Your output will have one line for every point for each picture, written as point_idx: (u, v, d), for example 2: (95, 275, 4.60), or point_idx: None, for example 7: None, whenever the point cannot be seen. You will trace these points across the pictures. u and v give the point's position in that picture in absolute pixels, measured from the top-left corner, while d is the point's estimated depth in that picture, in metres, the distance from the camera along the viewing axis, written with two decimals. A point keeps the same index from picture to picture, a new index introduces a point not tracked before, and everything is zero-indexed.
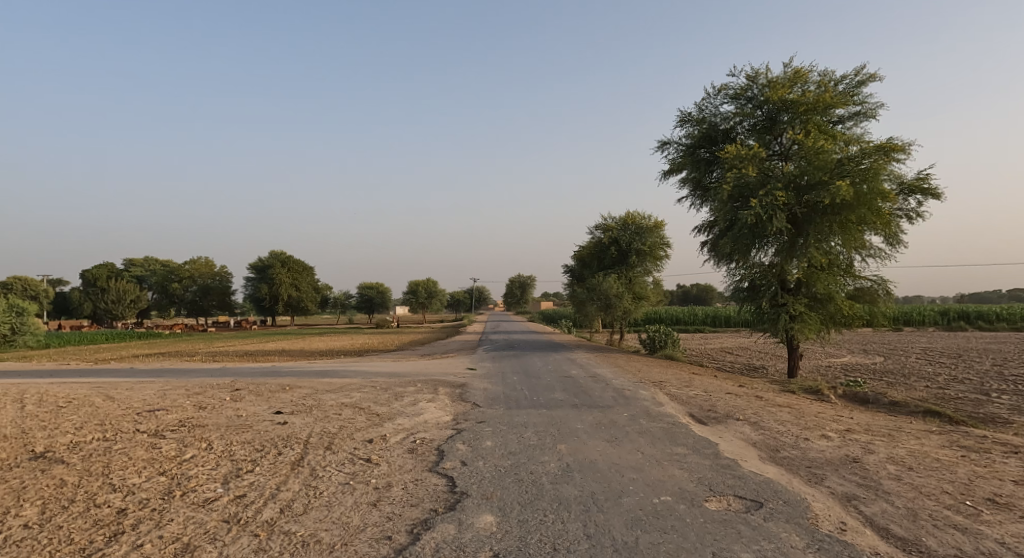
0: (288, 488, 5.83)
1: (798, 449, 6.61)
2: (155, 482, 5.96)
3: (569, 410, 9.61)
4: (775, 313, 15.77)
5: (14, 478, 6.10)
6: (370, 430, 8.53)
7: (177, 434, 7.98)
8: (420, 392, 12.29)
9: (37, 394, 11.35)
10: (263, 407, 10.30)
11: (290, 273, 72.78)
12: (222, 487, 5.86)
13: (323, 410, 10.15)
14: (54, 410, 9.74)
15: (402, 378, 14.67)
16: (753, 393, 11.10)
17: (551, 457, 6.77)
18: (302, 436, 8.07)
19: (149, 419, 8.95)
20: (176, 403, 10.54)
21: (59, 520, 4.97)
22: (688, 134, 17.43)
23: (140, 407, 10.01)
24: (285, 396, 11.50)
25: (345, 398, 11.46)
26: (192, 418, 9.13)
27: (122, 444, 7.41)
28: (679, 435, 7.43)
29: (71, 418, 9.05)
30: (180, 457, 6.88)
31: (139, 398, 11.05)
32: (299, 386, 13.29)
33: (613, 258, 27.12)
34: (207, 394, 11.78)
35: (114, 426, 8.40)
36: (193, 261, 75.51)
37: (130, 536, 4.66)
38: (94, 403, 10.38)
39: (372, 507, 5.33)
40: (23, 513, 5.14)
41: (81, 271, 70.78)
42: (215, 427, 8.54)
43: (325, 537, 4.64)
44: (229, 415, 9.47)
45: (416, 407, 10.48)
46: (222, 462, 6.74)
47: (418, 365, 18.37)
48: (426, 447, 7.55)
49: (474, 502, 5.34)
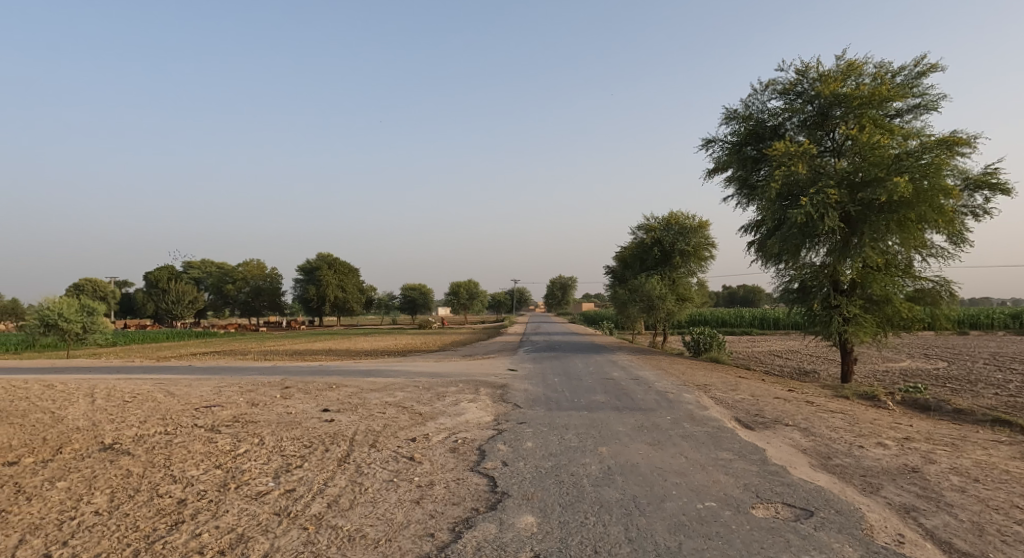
0: (334, 483, 6.00)
1: (852, 457, 6.35)
2: (212, 475, 6.24)
3: (610, 412, 9.52)
4: (828, 315, 15.21)
5: (86, 468, 6.48)
6: (413, 428, 8.70)
7: (232, 429, 8.33)
8: (462, 393, 12.38)
9: (104, 389, 12.03)
10: (311, 405, 10.62)
11: (337, 275, 75.02)
12: (273, 481, 6.09)
13: (368, 408, 10.36)
14: (120, 404, 10.30)
15: (444, 378, 14.89)
16: (804, 398, 10.74)
17: (593, 458, 6.74)
18: (348, 433, 8.28)
19: (206, 415, 9.37)
20: (231, 399, 10.99)
21: (126, 508, 5.28)
22: (734, 131, 17.03)
23: (198, 403, 10.49)
24: (332, 395, 11.83)
25: (389, 397, 11.71)
26: (245, 414, 9.50)
27: (181, 438, 7.79)
28: (724, 440, 7.25)
29: (136, 412, 9.56)
30: (234, 451, 7.16)
31: (198, 395, 11.55)
32: (345, 384, 13.67)
33: (656, 259, 26.71)
34: (259, 391, 12.24)
35: (174, 421, 8.83)
36: (247, 265, 78.98)
37: (189, 526, 4.89)
38: (156, 399, 10.96)
39: (415, 504, 5.42)
40: (94, 500, 5.48)
41: (147, 273, 75.19)
42: (266, 423, 8.86)
43: (370, 532, 4.75)
44: (279, 412, 9.81)
45: (458, 407, 10.60)
46: (273, 457, 6.99)
47: (460, 366, 18.48)
48: (468, 447, 7.64)
49: (515, 502, 5.37)
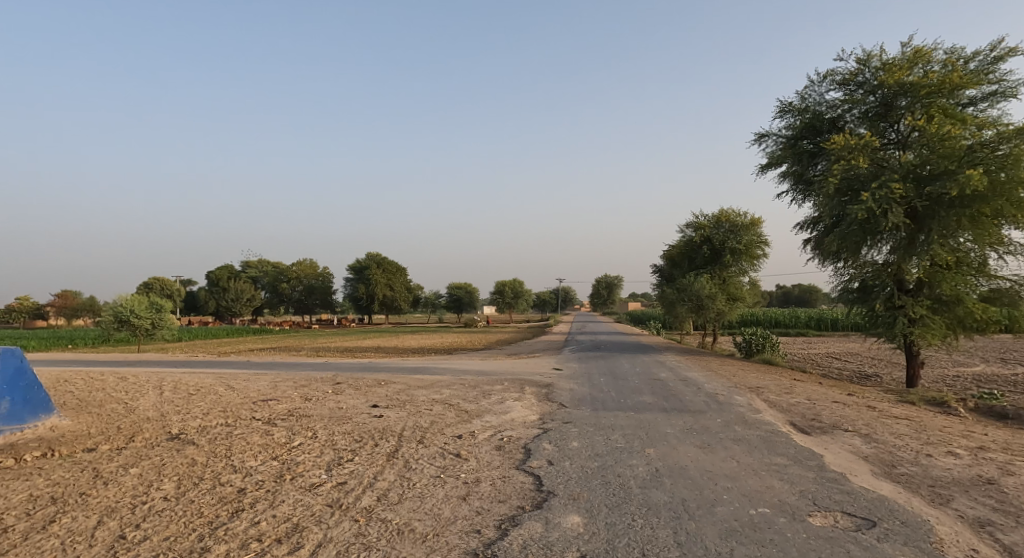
0: (384, 477, 6.14)
1: (919, 466, 6.01)
2: (270, 466, 6.50)
3: (658, 414, 9.36)
4: (891, 316, 14.46)
5: (155, 456, 6.87)
6: (459, 425, 8.80)
7: (287, 422, 8.66)
8: (507, 391, 12.43)
9: (171, 382, 12.71)
10: (361, 401, 10.91)
11: (386, 274, 76.67)
12: (326, 473, 6.28)
13: (416, 405, 10.55)
14: (185, 397, 10.87)
15: (490, 377, 14.99)
16: (865, 403, 10.25)
17: (640, 460, 6.64)
18: (396, 429, 8.46)
19: (264, 408, 9.77)
20: (286, 394, 11.42)
21: (191, 495, 5.57)
22: (789, 124, 16.45)
23: (256, 397, 10.95)
24: (381, 391, 12.11)
25: (436, 394, 11.90)
26: (299, 408, 9.85)
27: (241, 430, 8.15)
28: (779, 444, 7.00)
29: (199, 404, 10.07)
30: (289, 444, 7.43)
31: (255, 389, 12.05)
32: (394, 381, 13.97)
33: (706, 258, 26.06)
34: (313, 386, 12.66)
35: (234, 413, 9.25)
36: (301, 264, 81.78)
37: (249, 514, 5.10)
38: (217, 392, 11.50)
39: (462, 501, 5.48)
40: (162, 487, 5.80)
41: (209, 272, 78.95)
42: (319, 417, 9.15)
43: (418, 526, 4.84)
44: (331, 407, 10.12)
45: (503, 405, 10.65)
46: (326, 450, 7.22)
47: (506, 364, 18.57)
48: (513, 445, 7.66)
49: (561, 501, 5.35)
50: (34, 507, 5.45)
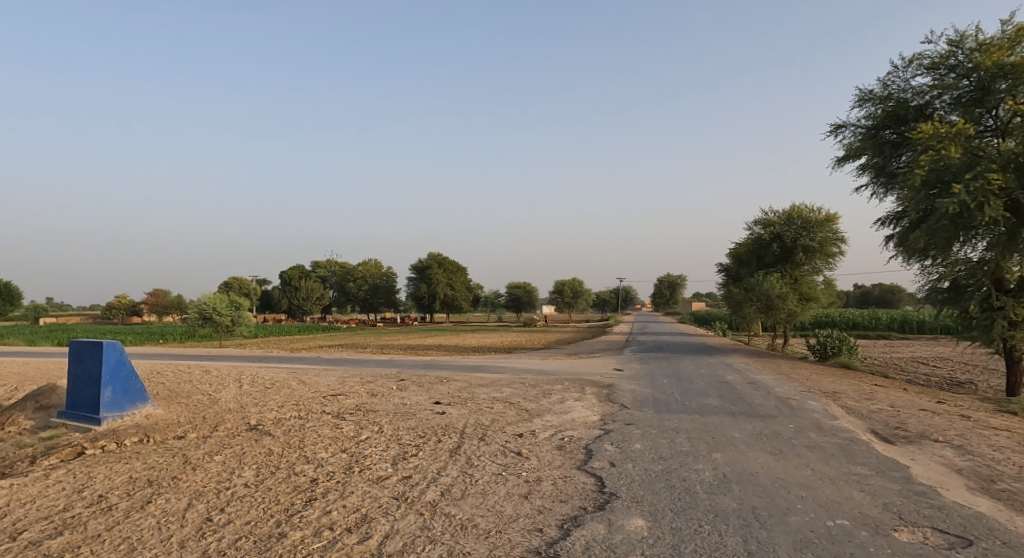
0: (447, 473, 6.26)
1: (1021, 483, 5.50)
2: (339, 458, 6.77)
3: (725, 417, 9.04)
4: (988, 318, 13.34)
5: (235, 445, 7.31)
6: (520, 424, 8.84)
7: (355, 417, 8.99)
8: (568, 391, 12.37)
9: (249, 376, 13.48)
10: (425, 397, 11.17)
11: (447, 273, 78.10)
12: (392, 467, 6.47)
13: (477, 403, 10.68)
14: (262, 390, 11.50)
15: (550, 376, 14.98)
16: (958, 412, 9.49)
17: (707, 465, 6.43)
18: (458, 426, 8.60)
19: (333, 402, 10.18)
20: (354, 389, 11.85)
21: (269, 483, 5.88)
22: (870, 114, 15.50)
23: (326, 392, 11.43)
24: (444, 389, 12.34)
25: (496, 393, 12.01)
26: (366, 403, 10.20)
27: (313, 422, 8.53)
28: (859, 453, 6.60)
29: (274, 397, 10.63)
30: (357, 437, 7.71)
31: (325, 384, 12.58)
32: (456, 379, 14.21)
33: (776, 256, 24.96)
34: (378, 383, 13.07)
35: (306, 407, 9.70)
36: (366, 264, 84.65)
37: (321, 503, 5.33)
38: (291, 386, 12.09)
39: (524, 499, 5.50)
40: (243, 474, 6.16)
41: (282, 272, 83.11)
42: (385, 413, 9.44)
43: (481, 522, 4.90)
44: (396, 403, 10.42)
45: (564, 405, 10.61)
46: (392, 444, 7.44)
47: (566, 364, 18.50)
48: (574, 445, 7.62)
49: (624, 503, 5.27)
50: (132, 487, 5.93)
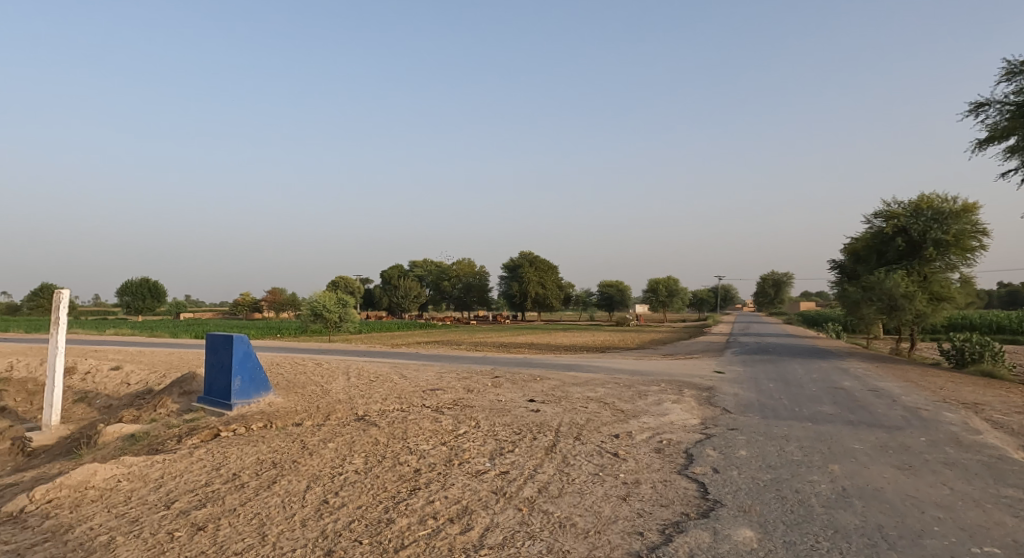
0: (544, 471, 6.29)
1: None
2: (440, 450, 7.01)
3: (842, 426, 8.35)
4: None
5: (345, 434, 7.80)
6: (616, 425, 8.69)
7: (453, 411, 9.28)
8: (665, 392, 12.00)
9: (355, 369, 14.34)
10: (519, 395, 11.30)
11: (538, 272, 78.58)
12: (489, 461, 6.61)
13: (571, 402, 10.65)
14: (367, 383, 12.19)
15: (646, 377, 14.61)
16: None
17: (822, 476, 5.98)
18: (553, 424, 8.62)
19: (432, 396, 10.59)
20: (451, 384, 12.25)
21: (377, 471, 6.22)
22: (1020, 89, 13.65)
23: (425, 386, 11.90)
24: (537, 386, 12.43)
25: (591, 392, 11.91)
26: (463, 398, 10.50)
27: (414, 415, 8.93)
28: (1007, 474, 5.84)
29: (379, 390, 11.23)
30: (455, 431, 7.95)
31: (424, 379, 13.10)
32: (549, 377, 14.27)
33: (900, 251, 22.69)
34: (474, 379, 13.41)
35: (407, 400, 10.15)
36: (460, 264, 87.26)
37: (424, 492, 5.56)
38: (393, 380, 12.72)
39: (622, 501, 5.40)
40: (353, 461, 6.56)
41: (383, 271, 87.59)
42: (481, 408, 9.67)
43: (579, 522, 4.87)
44: (491, 399, 10.64)
45: (662, 407, 10.30)
46: (489, 439, 7.60)
47: (662, 365, 17.95)
48: (674, 449, 7.37)
49: (730, 512, 5.02)
50: (259, 468, 6.51)
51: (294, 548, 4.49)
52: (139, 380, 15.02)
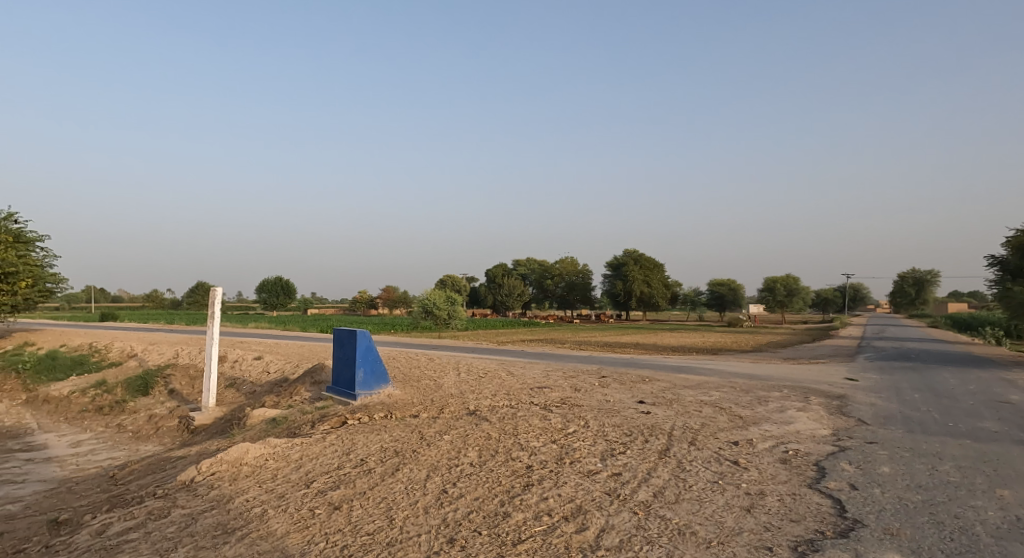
0: (658, 475, 6.09)
1: None
2: (550, 448, 7.04)
3: (1009, 446, 7.26)
4: None
5: (459, 427, 8.07)
6: (735, 431, 8.22)
7: (562, 410, 9.28)
8: (788, 399, 11.14)
9: (465, 365, 14.82)
10: (628, 396, 11.06)
11: (644, 271, 76.51)
12: (601, 462, 6.53)
13: (684, 405, 10.23)
14: (476, 378, 12.54)
15: (765, 382, 13.69)
16: None
17: (986, 502, 5.25)
18: (666, 427, 8.33)
19: (540, 394, 10.66)
20: (558, 383, 12.27)
21: (490, 465, 6.38)
22: None
23: (532, 384, 12.02)
24: (646, 388, 12.08)
25: (704, 396, 11.37)
26: (570, 397, 10.47)
27: (523, 412, 9.04)
28: None
29: (488, 386, 11.52)
30: (564, 430, 7.94)
31: (531, 376, 13.25)
32: (659, 378, 13.83)
33: None
34: (581, 378, 13.33)
35: (516, 397, 10.31)
36: (563, 262, 87.37)
37: (538, 489, 5.61)
38: (500, 376, 12.99)
39: (746, 512, 5.10)
40: (468, 454, 6.78)
41: (488, 270, 89.85)
42: (589, 408, 9.58)
43: (700, 530, 4.66)
44: (599, 399, 10.50)
45: (785, 414, 9.59)
46: (599, 439, 7.51)
47: (783, 369, 16.72)
48: (802, 460, 6.83)
49: (874, 534, 4.56)
50: (384, 455, 6.93)
51: (419, 533, 4.72)
52: (277, 369, 16.62)
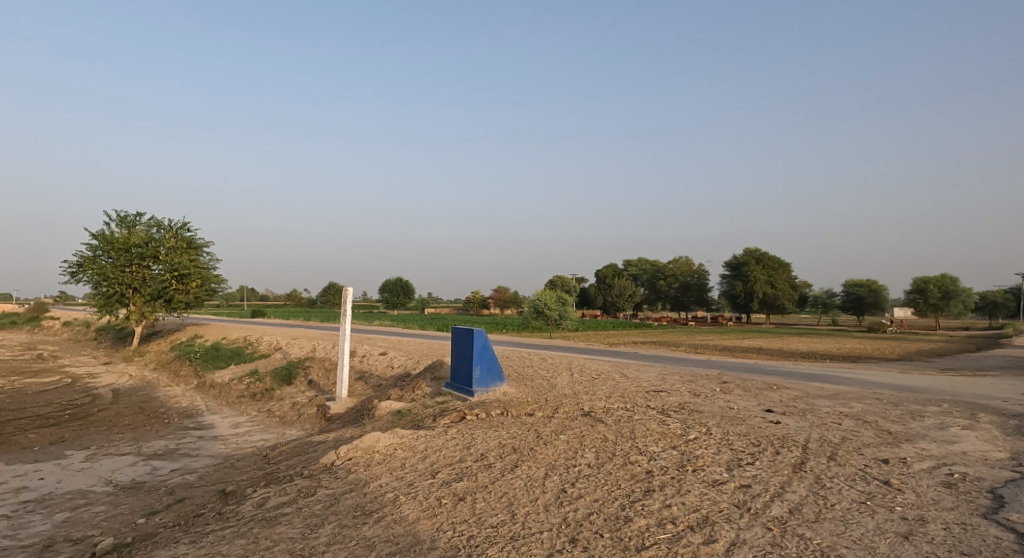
0: (794, 490, 5.60)
1: None
2: (671, 454, 6.74)
3: None
4: None
5: (574, 428, 8.00)
6: (884, 448, 7.35)
7: (681, 415, 8.87)
8: (949, 415, 9.76)
9: (577, 366, 14.71)
10: (754, 403, 10.31)
11: (768, 270, 71.40)
12: (727, 472, 6.14)
13: (820, 416, 9.35)
14: (590, 380, 12.39)
15: (918, 394, 12.12)
16: None
17: None
18: (800, 439, 7.65)
19: (657, 398, 10.28)
20: (675, 387, 11.77)
21: (608, 467, 6.24)
22: None
23: (648, 387, 11.64)
24: (775, 396, 11.20)
25: (844, 407, 10.30)
26: (690, 403, 9.98)
27: (640, 415, 8.76)
28: None
29: (602, 387, 11.34)
30: (685, 436, 7.58)
31: (647, 379, 12.83)
32: (789, 386, 12.77)
33: None
34: (700, 383, 12.68)
35: (632, 399, 10.03)
36: (676, 261, 84.13)
37: (660, 495, 5.39)
38: (615, 378, 12.73)
39: (904, 539, 4.52)
40: (585, 455, 6.68)
41: (598, 271, 88.78)
42: (711, 414, 9.07)
43: (849, 554, 4.21)
44: (722, 406, 9.90)
45: (947, 432, 8.41)
46: (724, 448, 7.07)
47: (941, 381, 14.73)
48: (972, 486, 5.94)
49: None
50: (502, 452, 7.05)
51: (542, 530, 4.73)
52: (400, 364, 17.65)
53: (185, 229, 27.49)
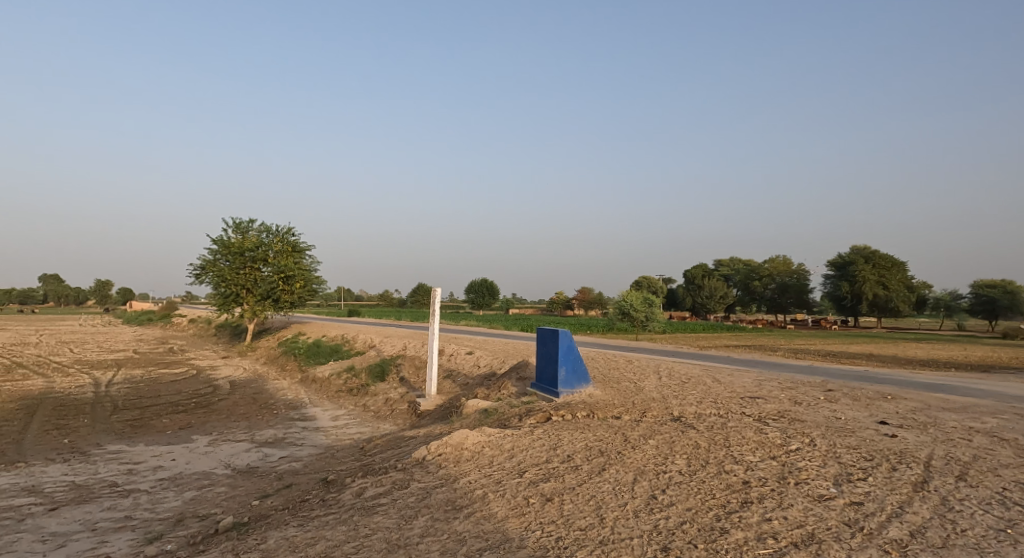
0: (915, 511, 5.09)
1: None
2: (770, 465, 6.35)
3: None
4: None
5: (664, 433, 7.75)
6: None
7: (781, 424, 8.34)
8: None
9: (666, 369, 14.27)
10: (865, 414, 9.50)
11: (879, 270, 65.69)
12: (835, 487, 5.69)
13: (944, 430, 8.44)
14: (679, 384, 11.97)
15: None
16: None
17: None
18: (920, 455, 6.95)
19: (753, 405, 9.74)
20: (773, 394, 11.10)
21: (701, 475, 5.98)
22: None
23: (743, 393, 11.06)
24: (889, 407, 10.26)
25: (974, 421, 9.23)
26: (790, 411, 9.36)
27: (735, 423, 8.34)
28: None
29: (693, 392, 10.92)
30: (786, 446, 7.11)
31: (741, 385, 12.20)
32: (905, 396, 11.65)
33: None
34: (801, 390, 11.87)
35: (725, 406, 9.57)
36: (772, 261, 79.43)
37: (759, 508, 5.10)
38: (706, 383, 12.21)
39: None
40: (675, 462, 6.45)
41: (687, 271, 85.67)
42: (815, 424, 8.45)
43: None
44: (827, 415, 9.20)
45: None
46: (830, 461, 6.56)
47: None
48: None
49: None
50: (589, 454, 6.97)
51: (632, 536, 4.62)
52: (486, 363, 17.95)
53: (291, 233, 29.61)
